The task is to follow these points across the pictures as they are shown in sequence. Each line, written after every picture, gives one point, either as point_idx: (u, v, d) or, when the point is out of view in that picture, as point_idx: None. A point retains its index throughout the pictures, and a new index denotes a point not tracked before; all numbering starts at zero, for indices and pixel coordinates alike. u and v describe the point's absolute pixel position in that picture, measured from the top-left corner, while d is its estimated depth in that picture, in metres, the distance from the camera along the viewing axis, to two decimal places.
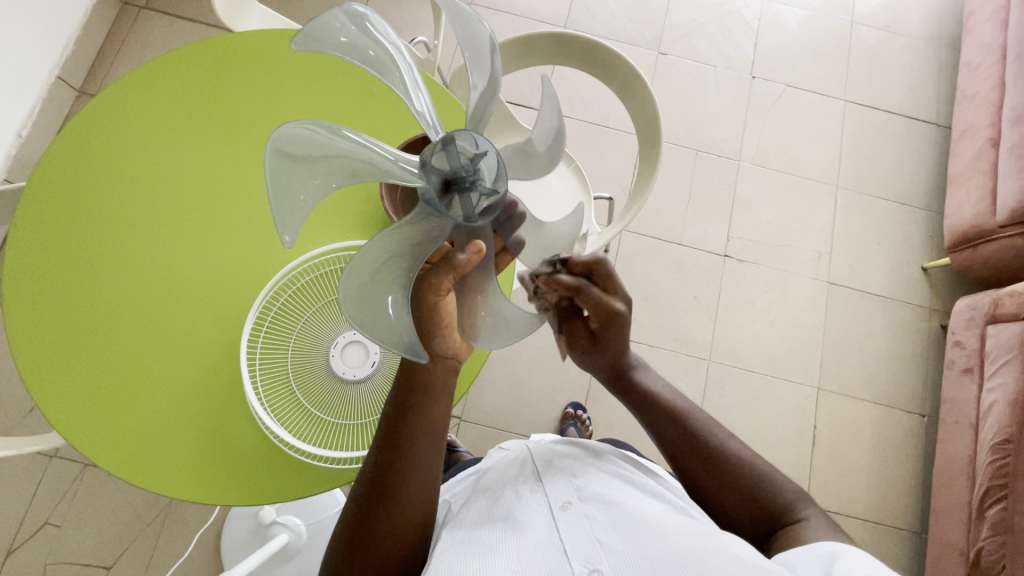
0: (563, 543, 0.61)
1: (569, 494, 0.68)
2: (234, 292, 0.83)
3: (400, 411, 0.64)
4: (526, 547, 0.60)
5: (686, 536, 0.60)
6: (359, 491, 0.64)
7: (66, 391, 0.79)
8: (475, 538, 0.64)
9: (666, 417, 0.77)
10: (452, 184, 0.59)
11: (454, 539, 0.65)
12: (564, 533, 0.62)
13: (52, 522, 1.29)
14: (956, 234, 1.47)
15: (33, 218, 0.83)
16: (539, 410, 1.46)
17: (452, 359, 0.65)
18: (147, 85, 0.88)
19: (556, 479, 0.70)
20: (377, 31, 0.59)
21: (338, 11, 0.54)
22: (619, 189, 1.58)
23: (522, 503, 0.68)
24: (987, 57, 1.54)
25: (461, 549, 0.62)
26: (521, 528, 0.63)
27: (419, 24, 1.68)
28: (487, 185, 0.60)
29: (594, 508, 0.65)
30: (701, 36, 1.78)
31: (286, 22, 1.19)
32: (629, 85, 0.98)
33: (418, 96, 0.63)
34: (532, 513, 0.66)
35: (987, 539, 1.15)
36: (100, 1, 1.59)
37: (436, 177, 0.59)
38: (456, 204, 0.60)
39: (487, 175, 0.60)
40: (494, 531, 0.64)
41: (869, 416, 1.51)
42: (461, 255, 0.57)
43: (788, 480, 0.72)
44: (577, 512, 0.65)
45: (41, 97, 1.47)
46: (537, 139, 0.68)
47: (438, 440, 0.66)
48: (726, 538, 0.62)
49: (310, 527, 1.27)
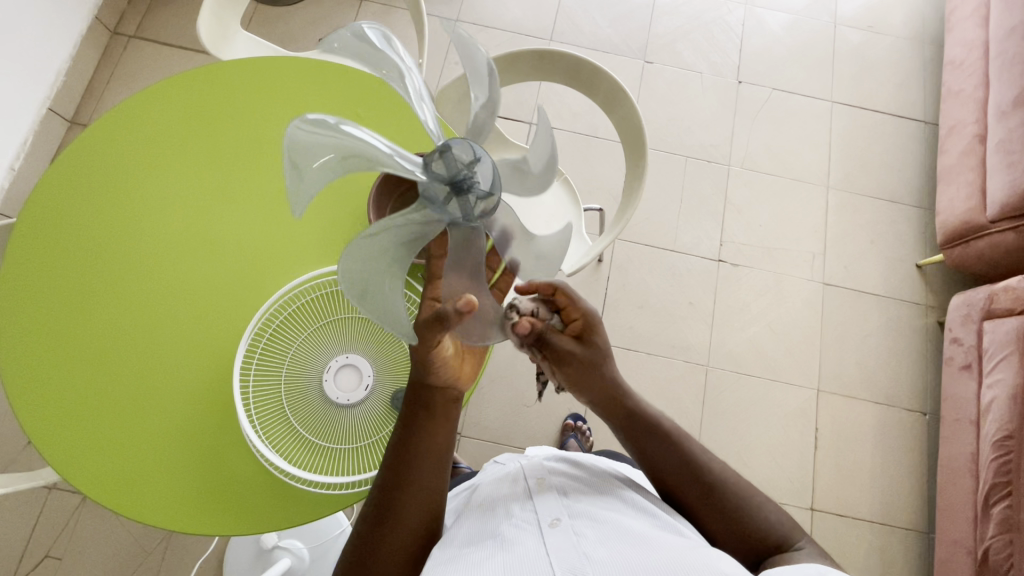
0: (550, 557, 0.60)
1: (557, 510, 0.67)
2: (226, 319, 0.83)
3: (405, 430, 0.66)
4: (513, 562, 0.60)
5: (673, 554, 0.59)
6: (363, 521, 0.65)
7: (59, 422, 0.79)
8: (463, 552, 0.63)
9: (670, 454, 0.74)
10: (453, 188, 0.62)
11: (442, 554, 0.64)
12: (552, 548, 0.61)
13: (53, 555, 1.28)
14: (947, 231, 1.48)
15: (24, 251, 0.83)
16: (539, 422, 1.46)
17: (452, 389, 0.67)
18: (136, 114, 0.88)
19: (546, 496, 0.70)
20: (383, 39, 0.68)
21: (344, 27, 0.67)
22: (611, 198, 1.59)
23: (511, 520, 0.67)
24: (970, 54, 1.55)
25: (448, 563, 0.61)
26: (509, 543, 0.63)
27: (406, 42, 1.69)
28: (483, 188, 0.64)
29: (582, 524, 0.65)
30: (687, 44, 1.79)
31: (271, 47, 1.19)
32: (613, 98, 0.98)
33: (422, 105, 0.69)
34: (521, 529, 0.65)
35: (994, 538, 1.15)
36: (88, 32, 1.60)
37: (437, 180, 0.62)
38: (456, 205, 0.62)
39: (483, 180, 0.64)
40: (482, 546, 0.64)
41: (870, 415, 1.51)
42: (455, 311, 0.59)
43: (783, 511, 0.71)
44: (565, 528, 0.64)
45: (33, 129, 1.49)
46: (531, 159, 0.70)
47: (441, 462, 0.67)
48: (714, 554, 0.61)
49: (313, 550, 1.26)
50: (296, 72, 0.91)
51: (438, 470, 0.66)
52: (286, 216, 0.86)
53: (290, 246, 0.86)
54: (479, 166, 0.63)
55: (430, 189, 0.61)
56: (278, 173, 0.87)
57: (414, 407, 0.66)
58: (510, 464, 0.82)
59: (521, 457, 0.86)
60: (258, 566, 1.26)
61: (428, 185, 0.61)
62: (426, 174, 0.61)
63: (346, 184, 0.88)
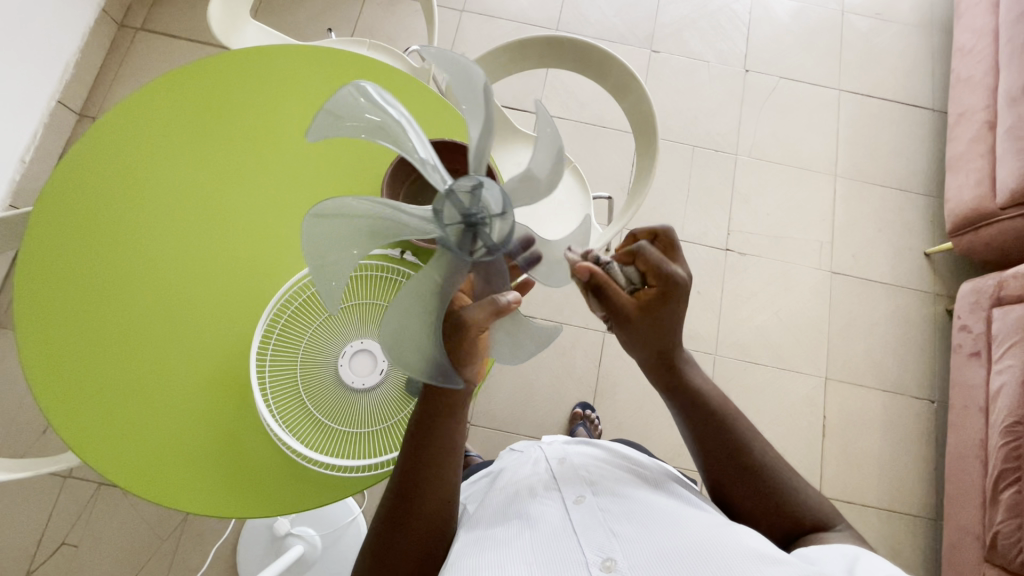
0: (577, 534, 0.61)
1: (581, 489, 0.68)
2: (241, 304, 0.84)
3: (431, 425, 0.65)
4: (541, 539, 0.61)
5: (696, 530, 0.60)
6: (385, 505, 0.66)
7: (82, 406, 0.80)
8: (490, 532, 0.64)
9: (708, 426, 0.75)
10: (465, 222, 0.58)
11: (469, 536, 0.65)
12: (579, 525, 0.62)
13: (69, 542, 1.30)
14: (957, 218, 1.47)
15: (44, 237, 0.84)
16: (548, 411, 1.47)
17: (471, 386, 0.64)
18: (154, 103, 0.89)
19: (569, 476, 0.71)
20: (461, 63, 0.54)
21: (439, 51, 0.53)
22: (618, 187, 1.59)
23: (536, 499, 0.68)
24: (980, 40, 1.54)
25: (475, 543, 0.63)
26: (534, 521, 0.64)
27: (412, 32, 1.69)
28: (494, 237, 0.59)
29: (606, 501, 0.66)
30: (693, 33, 1.79)
31: (280, 37, 1.20)
32: (624, 85, 0.98)
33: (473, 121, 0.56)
34: (546, 508, 0.66)
35: (1003, 523, 1.15)
36: (97, 25, 1.60)
37: (454, 205, 0.56)
38: (457, 235, 0.58)
39: (499, 229, 0.59)
40: (508, 525, 0.65)
41: (878, 403, 1.51)
42: (406, 329, 0.57)
43: (822, 496, 0.73)
44: (590, 504, 0.65)
45: (43, 121, 1.49)
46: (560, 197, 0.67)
47: (455, 454, 0.67)
48: (739, 531, 0.61)
49: (325, 537, 1.28)
50: (304, 58, 0.91)
51: (453, 457, 0.66)
52: (301, 205, 0.87)
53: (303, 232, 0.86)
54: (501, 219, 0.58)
55: (446, 202, 0.56)
56: (291, 159, 0.88)
57: (425, 409, 0.65)
58: (530, 449, 0.83)
59: (538, 443, 0.86)
60: (272, 553, 1.27)
61: (448, 195, 0.55)
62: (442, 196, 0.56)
63: (361, 170, 0.88)
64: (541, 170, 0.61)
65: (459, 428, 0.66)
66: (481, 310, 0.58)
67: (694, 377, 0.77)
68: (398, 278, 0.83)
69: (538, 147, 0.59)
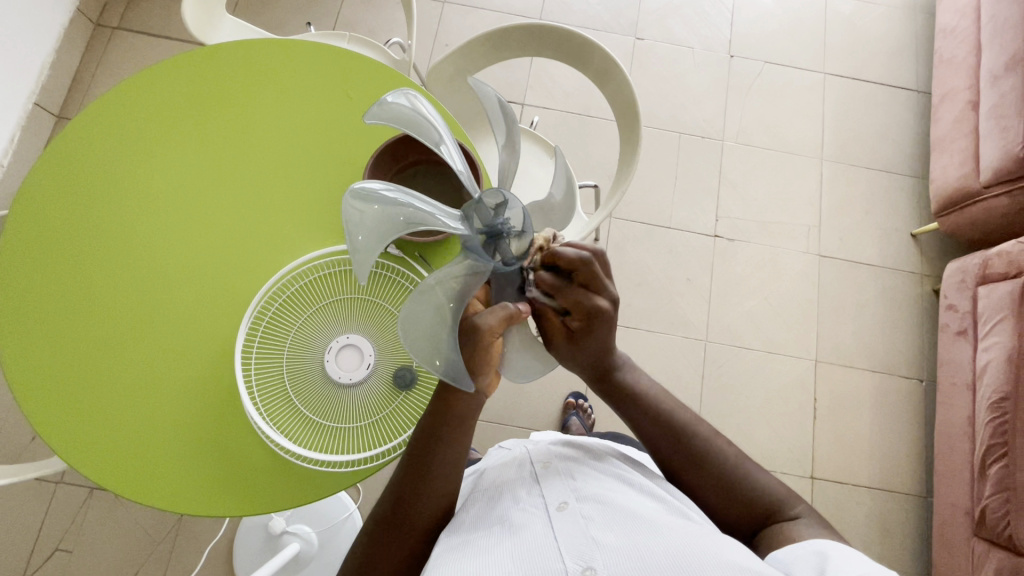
0: (558, 542, 0.62)
1: (565, 496, 0.69)
2: (225, 302, 0.83)
3: (429, 432, 0.66)
4: (522, 547, 0.61)
5: (679, 539, 0.60)
6: (380, 509, 0.67)
7: (70, 410, 0.79)
8: (471, 538, 0.65)
9: (666, 426, 0.76)
10: (490, 235, 0.58)
11: (450, 542, 0.65)
12: (560, 533, 0.63)
13: (63, 548, 1.29)
14: (942, 199, 1.48)
15: (23, 242, 0.83)
16: (540, 402, 1.47)
17: (482, 396, 0.67)
18: (133, 99, 0.88)
19: (553, 482, 0.72)
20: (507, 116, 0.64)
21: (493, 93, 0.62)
22: (605, 175, 1.58)
23: (519, 505, 0.69)
24: (962, 20, 1.54)
25: (455, 550, 0.63)
26: (516, 528, 0.65)
27: (394, 25, 1.67)
28: (512, 251, 0.61)
29: (589, 508, 0.67)
30: (677, 19, 1.78)
31: (258, 31, 1.18)
32: (605, 72, 0.97)
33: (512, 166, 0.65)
34: (528, 515, 0.67)
35: (991, 497, 1.16)
36: (72, 25, 1.58)
37: (480, 218, 0.56)
38: (481, 244, 0.58)
39: (517, 244, 0.61)
40: (489, 532, 0.65)
41: (868, 384, 1.53)
42: (427, 320, 0.56)
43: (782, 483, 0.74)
44: (573, 512, 0.66)
45: (20, 124, 1.47)
46: (554, 191, 0.70)
47: (457, 467, 0.68)
48: (722, 540, 0.62)
49: (321, 534, 1.28)
50: (286, 51, 0.90)
51: (456, 466, 0.68)
52: (283, 201, 0.86)
53: (288, 226, 0.85)
54: (520, 239, 0.61)
55: (472, 211, 0.55)
56: (273, 155, 0.87)
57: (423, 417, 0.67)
58: (516, 449, 0.84)
59: (526, 442, 0.87)
60: (268, 551, 1.27)
61: (473, 206, 0.55)
62: (472, 208, 0.55)
63: (343, 163, 0.87)
64: (554, 202, 0.71)
65: (462, 433, 0.67)
66: (495, 317, 0.60)
67: (633, 379, 0.79)
68: (384, 273, 0.82)
69: (553, 182, 0.70)
